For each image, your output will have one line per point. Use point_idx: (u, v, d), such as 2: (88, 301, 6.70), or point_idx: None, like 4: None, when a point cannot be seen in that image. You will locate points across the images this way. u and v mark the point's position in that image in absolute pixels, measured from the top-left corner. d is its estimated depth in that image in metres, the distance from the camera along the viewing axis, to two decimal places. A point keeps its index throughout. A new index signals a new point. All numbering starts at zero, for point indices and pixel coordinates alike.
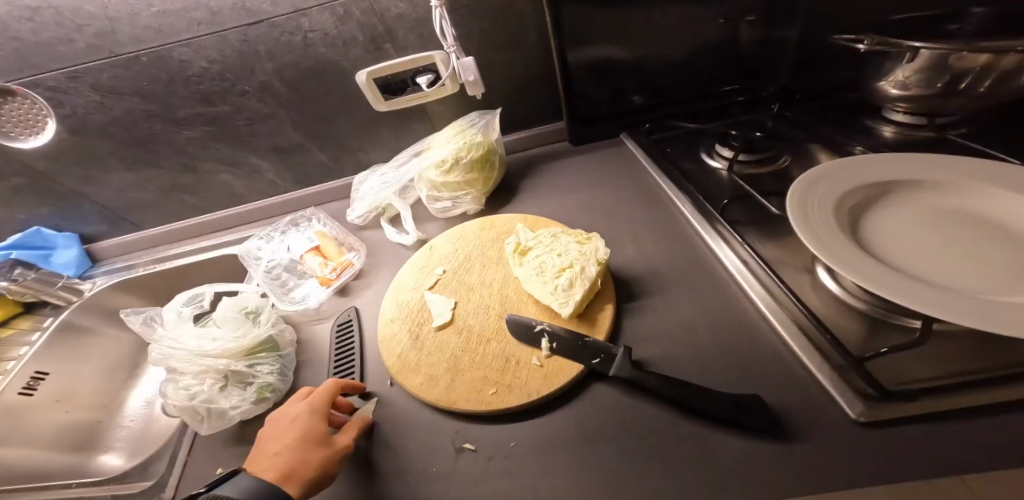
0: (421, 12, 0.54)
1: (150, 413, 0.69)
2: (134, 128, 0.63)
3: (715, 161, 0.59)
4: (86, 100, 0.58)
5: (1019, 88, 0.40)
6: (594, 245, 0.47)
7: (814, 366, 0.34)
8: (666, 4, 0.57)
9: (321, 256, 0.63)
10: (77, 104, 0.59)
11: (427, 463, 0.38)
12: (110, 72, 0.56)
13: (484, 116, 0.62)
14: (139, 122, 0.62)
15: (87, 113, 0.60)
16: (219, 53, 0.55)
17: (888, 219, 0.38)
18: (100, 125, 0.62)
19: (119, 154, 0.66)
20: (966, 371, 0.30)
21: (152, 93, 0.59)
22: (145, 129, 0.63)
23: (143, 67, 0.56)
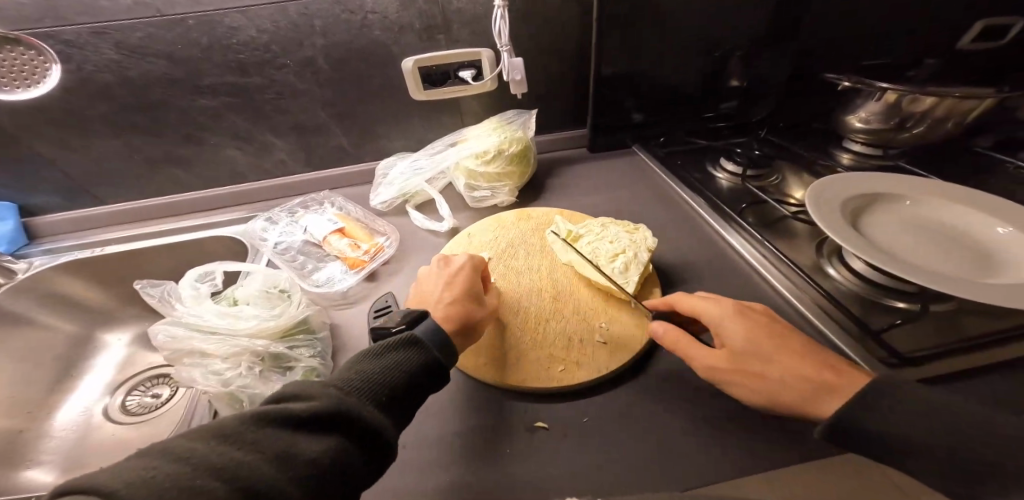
0: (477, 8, 0.59)
1: (95, 419, 0.58)
2: (143, 91, 0.58)
3: (719, 173, 0.69)
4: (102, 57, 0.53)
5: (940, 127, 0.60)
6: (642, 235, 0.53)
7: (838, 338, 0.42)
8: (681, 38, 0.68)
9: (349, 239, 0.60)
10: (89, 61, 0.53)
11: (501, 444, 0.37)
12: (143, 31, 0.52)
13: (520, 116, 0.68)
14: (151, 86, 0.57)
15: (97, 71, 0.54)
16: (273, 24, 0.55)
17: (878, 219, 0.49)
18: (103, 86, 0.56)
19: (114, 117, 0.59)
20: (940, 343, 0.41)
21: (179, 56, 0.55)
22: (156, 94, 0.58)
23: (183, 29, 0.53)
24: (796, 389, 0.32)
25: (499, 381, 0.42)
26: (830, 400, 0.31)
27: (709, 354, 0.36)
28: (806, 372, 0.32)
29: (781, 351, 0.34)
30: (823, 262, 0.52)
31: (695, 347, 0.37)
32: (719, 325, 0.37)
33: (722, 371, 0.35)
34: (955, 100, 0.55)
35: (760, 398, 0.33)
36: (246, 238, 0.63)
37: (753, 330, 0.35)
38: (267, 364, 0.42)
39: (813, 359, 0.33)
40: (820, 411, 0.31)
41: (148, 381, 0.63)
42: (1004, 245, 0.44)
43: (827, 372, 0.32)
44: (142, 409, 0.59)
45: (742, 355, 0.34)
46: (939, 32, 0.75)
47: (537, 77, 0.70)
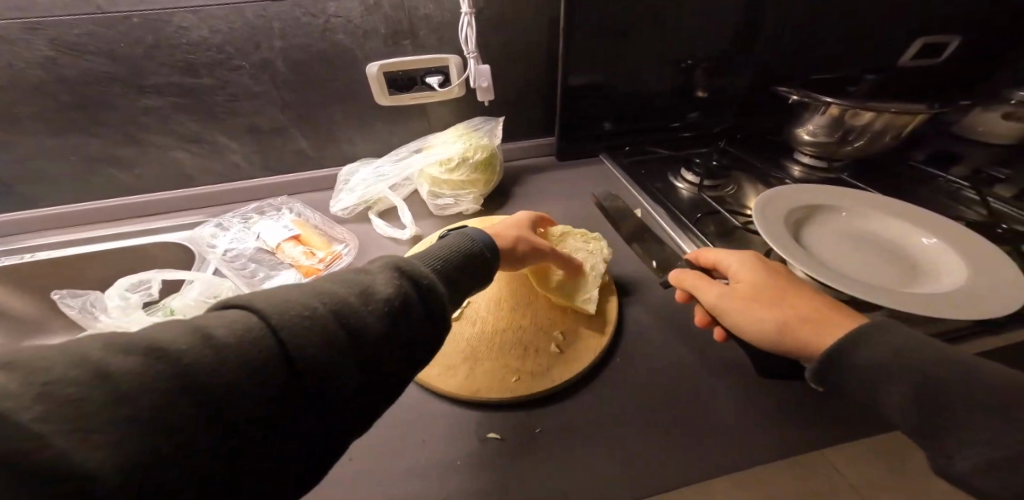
0: (444, 15, 0.59)
1: None
2: (81, 90, 0.54)
3: (680, 183, 0.71)
4: (34, 54, 0.50)
5: (880, 141, 0.65)
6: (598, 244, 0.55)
7: None
8: (645, 51, 0.70)
9: (305, 246, 0.58)
10: (19, 57, 0.50)
11: (450, 456, 0.36)
12: (82, 28, 0.49)
13: (488, 123, 0.68)
14: (89, 85, 0.54)
15: (28, 68, 0.51)
16: (228, 25, 0.53)
17: (819, 228, 0.51)
18: (36, 83, 0.52)
19: (46, 117, 0.55)
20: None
21: (122, 54, 0.52)
22: (95, 93, 0.55)
23: (126, 28, 0.50)
24: (803, 318, 0.32)
25: (449, 393, 0.40)
26: (840, 331, 0.30)
27: (719, 288, 0.38)
28: (811, 304, 0.33)
29: (787, 287, 0.35)
30: None
31: (705, 284, 0.39)
32: (735, 271, 0.39)
33: (731, 299, 0.36)
34: (891, 115, 0.59)
35: (771, 323, 0.33)
36: (193, 244, 0.59)
37: (762, 270, 0.37)
38: None
39: (819, 299, 0.34)
40: (829, 340, 0.30)
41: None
42: (930, 255, 0.47)
43: (829, 309, 0.33)
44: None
45: (752, 288, 0.36)
46: (883, 54, 0.81)
47: (505, 85, 0.70)
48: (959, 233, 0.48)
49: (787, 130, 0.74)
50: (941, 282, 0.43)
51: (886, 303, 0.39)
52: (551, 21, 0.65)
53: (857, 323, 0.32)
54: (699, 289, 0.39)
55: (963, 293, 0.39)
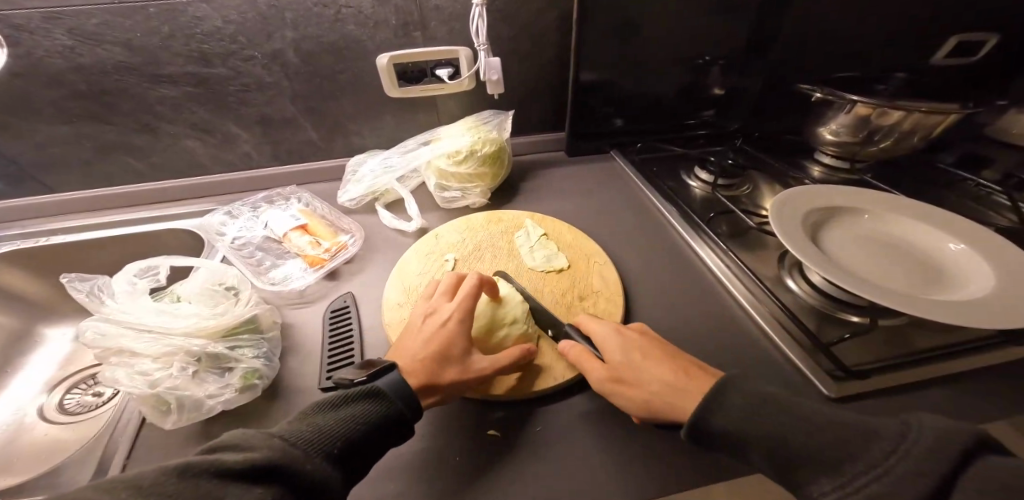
0: (455, 7, 0.58)
1: (21, 426, 0.53)
2: (99, 79, 0.55)
3: (693, 181, 0.69)
4: (53, 42, 0.51)
5: (906, 143, 0.62)
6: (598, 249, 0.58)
7: (792, 352, 0.42)
8: (661, 45, 0.68)
9: (311, 235, 0.58)
10: (38, 46, 0.51)
11: (449, 453, 0.36)
12: (100, 18, 0.50)
13: (497, 116, 0.67)
14: (107, 74, 0.55)
15: (47, 56, 0.52)
16: (240, 15, 0.53)
17: (839, 231, 0.49)
18: (55, 71, 0.53)
19: (64, 105, 0.56)
20: (886, 355, 0.42)
21: (137, 44, 0.53)
22: (112, 82, 0.56)
23: (142, 18, 0.51)
24: (664, 390, 0.34)
25: None
26: (692, 401, 0.33)
27: (594, 367, 0.38)
28: (668, 374, 0.35)
29: (647, 357, 0.37)
30: (784, 275, 0.52)
31: (585, 359, 0.39)
32: (601, 340, 0.40)
33: (606, 379, 0.37)
34: (920, 115, 0.56)
35: (635, 404, 0.34)
36: (202, 231, 0.60)
37: (626, 342, 0.39)
38: (203, 365, 0.40)
39: (675, 365, 0.36)
40: (682, 411, 0.33)
41: (89, 380, 0.59)
42: (956, 260, 0.44)
43: (683, 376, 0.35)
44: (82, 408, 0.55)
45: (620, 361, 0.37)
46: (914, 51, 0.77)
47: (516, 79, 0.69)
48: (987, 238, 0.45)
49: (808, 129, 0.71)
50: (969, 288, 0.40)
51: (908, 310, 0.37)
52: (564, 14, 0.63)
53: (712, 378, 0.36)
54: (580, 365, 0.38)
55: (991, 301, 0.37)
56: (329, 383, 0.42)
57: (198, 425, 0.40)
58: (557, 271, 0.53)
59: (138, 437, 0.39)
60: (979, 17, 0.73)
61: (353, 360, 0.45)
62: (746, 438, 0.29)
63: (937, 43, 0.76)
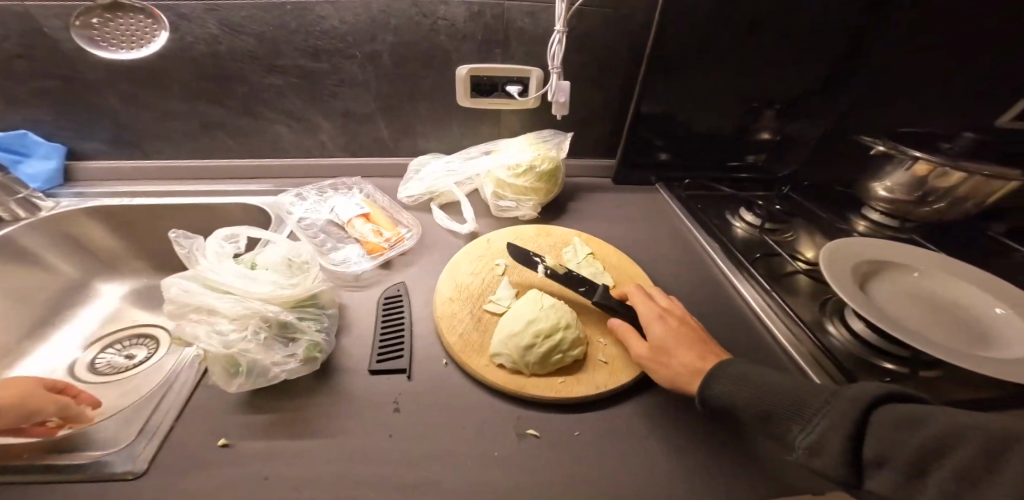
0: (537, 30, 0.63)
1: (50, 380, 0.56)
2: (229, 64, 0.61)
3: (737, 222, 0.71)
4: (203, 31, 0.57)
5: (963, 208, 0.62)
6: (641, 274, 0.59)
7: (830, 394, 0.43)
8: (725, 84, 0.71)
9: (373, 224, 0.62)
10: (192, 33, 0.57)
11: (485, 447, 0.38)
12: (246, 11, 0.56)
13: (556, 136, 0.70)
14: (233, 61, 0.60)
15: (194, 42, 0.58)
16: (355, 17, 0.58)
17: (888, 284, 0.49)
18: (194, 55, 0.59)
19: (190, 85, 0.63)
20: None
21: (268, 36, 0.59)
22: (236, 68, 0.61)
23: (279, 13, 0.57)
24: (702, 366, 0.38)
25: (490, 381, 0.43)
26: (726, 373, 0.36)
27: (639, 342, 0.42)
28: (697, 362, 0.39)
29: (684, 343, 0.40)
30: (824, 320, 0.52)
31: (633, 336, 0.43)
32: (649, 322, 0.44)
33: (651, 356, 0.41)
34: (982, 179, 0.56)
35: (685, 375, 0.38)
36: (273, 209, 0.65)
37: (674, 331, 0.42)
38: (272, 331, 0.42)
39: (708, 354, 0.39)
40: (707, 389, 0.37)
41: (124, 341, 0.63)
42: (1009, 325, 0.43)
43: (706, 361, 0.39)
44: (111, 369, 0.59)
45: (661, 342, 0.41)
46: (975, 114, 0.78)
47: (580, 104, 0.73)
48: None
49: (861, 182, 0.72)
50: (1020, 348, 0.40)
51: (958, 363, 0.37)
52: (637, 47, 0.67)
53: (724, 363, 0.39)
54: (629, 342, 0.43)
55: None
56: (379, 366, 0.45)
57: (253, 392, 0.41)
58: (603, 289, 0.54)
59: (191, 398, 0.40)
60: None
61: (402, 349, 0.47)
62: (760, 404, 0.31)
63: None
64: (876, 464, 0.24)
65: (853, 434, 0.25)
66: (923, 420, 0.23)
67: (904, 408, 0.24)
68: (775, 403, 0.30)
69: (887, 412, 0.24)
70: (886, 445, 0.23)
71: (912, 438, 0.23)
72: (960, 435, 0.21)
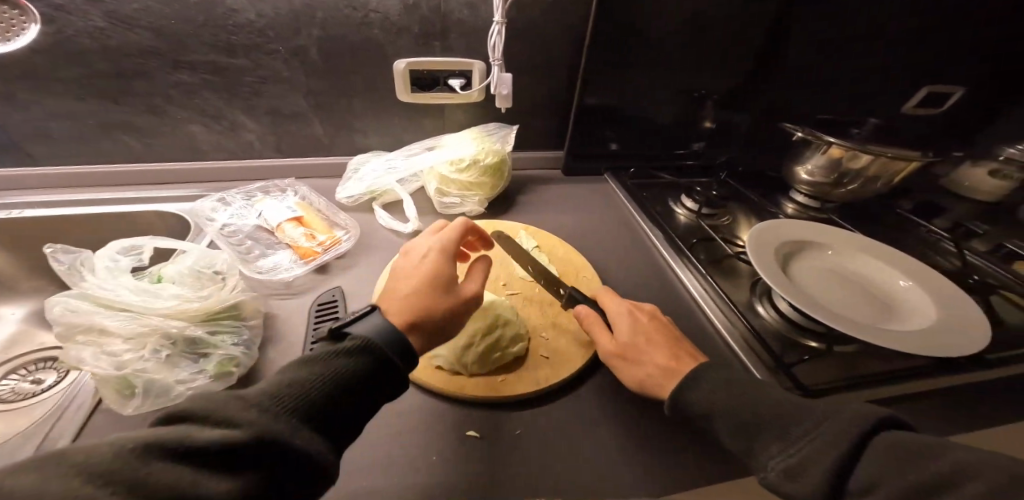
0: (477, 22, 0.62)
1: None
2: (122, 61, 0.54)
3: (679, 208, 0.73)
4: (87, 23, 0.50)
5: (872, 188, 0.68)
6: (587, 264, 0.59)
7: (756, 370, 0.45)
8: (662, 77, 0.73)
9: (305, 227, 0.58)
10: (73, 26, 0.50)
11: (426, 453, 0.36)
12: (142, 3, 0.50)
13: (502, 129, 0.69)
14: (130, 56, 0.54)
15: (76, 36, 0.51)
16: (273, 11, 0.54)
17: (807, 262, 0.52)
18: (81, 51, 0.52)
19: (80, 83, 0.55)
20: (839, 378, 0.44)
21: (171, 32, 0.53)
22: (134, 64, 0.55)
23: (181, 6, 0.51)
24: (643, 373, 0.39)
25: (431, 386, 0.41)
26: (665, 388, 0.37)
27: (600, 332, 0.43)
28: (661, 360, 0.39)
29: (650, 340, 0.41)
30: (755, 301, 0.55)
31: (594, 325, 0.44)
32: (615, 320, 0.44)
33: (603, 346, 0.42)
34: (886, 160, 0.61)
35: (625, 371, 0.40)
36: (191, 216, 0.59)
37: (641, 326, 0.43)
38: (177, 349, 0.39)
39: (673, 350, 0.40)
40: (666, 390, 0.37)
41: (34, 364, 0.56)
42: (906, 297, 0.48)
43: (670, 358, 0.39)
44: (14, 396, 0.51)
45: (618, 341, 0.41)
46: (884, 102, 0.87)
47: (524, 97, 0.73)
48: (933, 278, 0.49)
49: (785, 166, 0.76)
50: (914, 319, 0.44)
51: (863, 336, 0.40)
52: (577, 39, 0.67)
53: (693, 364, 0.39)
54: (588, 330, 0.44)
55: (935, 333, 0.40)
56: None
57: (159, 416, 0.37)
58: (547, 282, 0.54)
59: (83, 430, 0.36)
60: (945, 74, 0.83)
61: None
62: (727, 410, 0.32)
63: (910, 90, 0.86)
64: (863, 491, 0.24)
65: (850, 453, 0.25)
66: (926, 455, 0.23)
67: (908, 438, 0.25)
68: (764, 414, 0.31)
69: (896, 439, 0.25)
70: (881, 473, 0.23)
71: (915, 471, 0.23)
72: (986, 474, 0.21)
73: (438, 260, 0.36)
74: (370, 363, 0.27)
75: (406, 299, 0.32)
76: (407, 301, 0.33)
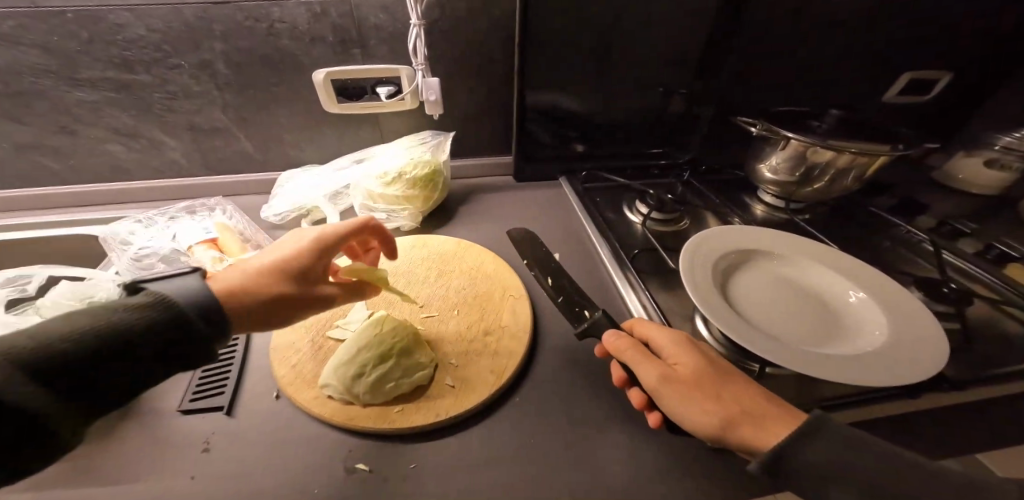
0: (396, 26, 0.58)
1: None
2: (14, 80, 0.52)
3: (633, 216, 0.68)
4: None
5: (842, 185, 0.62)
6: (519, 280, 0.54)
7: None
8: (608, 74, 0.69)
9: (217, 250, 0.54)
10: None
11: (301, 487, 0.33)
12: (17, 20, 0.48)
13: (437, 137, 0.66)
14: (22, 75, 0.52)
15: None
16: (167, 24, 0.51)
17: (752, 274, 0.47)
18: None
19: None
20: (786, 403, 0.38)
21: (57, 48, 0.50)
22: (26, 83, 0.53)
23: (60, 23, 0.48)
24: (743, 415, 0.30)
25: (317, 416, 0.38)
26: (781, 430, 0.29)
27: (659, 367, 0.34)
28: (752, 402, 0.31)
29: (724, 376, 0.33)
30: (700, 314, 0.49)
31: (645, 360, 0.35)
32: (671, 348, 0.35)
33: (673, 385, 0.32)
34: (852, 156, 0.56)
35: (719, 415, 0.30)
36: (102, 239, 0.55)
37: (708, 358, 0.34)
38: None
39: (756, 391, 0.32)
40: (769, 440, 0.29)
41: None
42: (863, 310, 0.42)
43: (754, 400, 0.31)
44: None
45: (694, 375, 0.32)
46: (857, 92, 0.81)
47: (461, 102, 0.69)
48: (894, 289, 0.43)
49: (748, 166, 0.71)
50: (864, 339, 0.38)
51: (799, 361, 0.34)
52: (509, 39, 0.64)
53: (792, 415, 0.31)
54: (638, 367, 0.35)
55: (886, 354, 0.35)
56: (190, 405, 0.38)
57: None
58: (469, 302, 0.50)
59: None
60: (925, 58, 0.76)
61: (224, 385, 0.41)
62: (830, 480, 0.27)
63: (885, 79, 0.79)
64: None
65: None
66: None
67: None
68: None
69: None
70: None
71: None
72: None
73: (309, 253, 0.38)
74: (168, 328, 0.27)
75: (255, 280, 0.34)
76: (248, 277, 0.34)
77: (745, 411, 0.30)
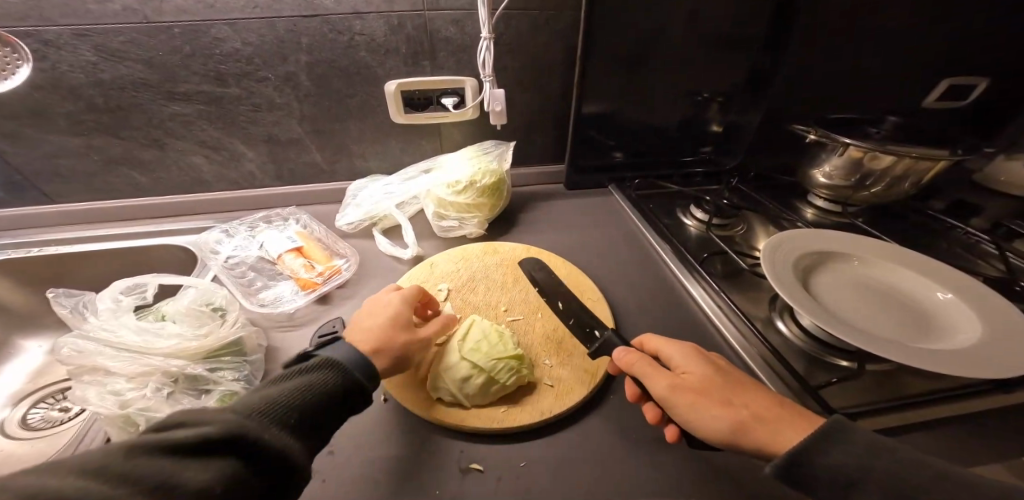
0: (465, 38, 0.61)
1: None
2: (117, 94, 0.56)
3: (688, 220, 0.71)
4: (77, 58, 0.51)
5: (898, 189, 0.64)
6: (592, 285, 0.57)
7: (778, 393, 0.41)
8: (663, 81, 0.71)
9: (305, 258, 0.58)
10: (64, 61, 0.51)
11: (425, 488, 0.35)
12: (126, 35, 0.51)
13: (498, 147, 0.69)
14: (125, 89, 0.55)
15: (69, 71, 0.52)
16: (259, 38, 0.54)
17: (827, 277, 0.49)
18: (75, 86, 0.54)
19: (78, 118, 0.57)
20: (873, 401, 0.41)
21: (159, 63, 0.54)
22: (128, 97, 0.56)
23: (168, 37, 0.52)
24: (755, 419, 0.29)
25: (430, 418, 0.40)
26: (794, 434, 0.28)
27: (667, 376, 0.33)
28: (761, 408, 0.30)
29: (733, 385, 0.32)
30: (774, 316, 0.52)
31: (655, 371, 0.35)
32: (680, 361, 0.35)
33: (680, 393, 0.32)
34: (911, 160, 0.58)
35: (726, 423, 0.30)
36: (197, 249, 0.60)
37: (717, 367, 0.34)
38: (179, 386, 0.38)
39: (770, 398, 0.31)
40: (779, 443, 0.28)
41: (58, 394, 0.58)
42: (945, 310, 0.44)
43: (765, 406, 0.31)
44: (46, 424, 0.54)
45: (703, 383, 0.32)
46: (898, 96, 0.83)
47: (520, 112, 0.72)
48: (973, 289, 0.45)
49: (799, 171, 0.73)
50: (948, 339, 0.40)
51: (887, 354, 0.36)
52: (569, 49, 0.66)
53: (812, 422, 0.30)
54: (647, 378, 0.34)
55: (976, 353, 0.37)
56: None
57: None
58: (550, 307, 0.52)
59: None
60: (965, 62, 0.78)
61: None
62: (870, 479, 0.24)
63: (927, 84, 0.81)
64: None
65: None
66: None
67: None
68: None
69: None
70: None
71: None
72: None
73: None
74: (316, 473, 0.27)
75: None
76: None
77: (755, 417, 0.30)
